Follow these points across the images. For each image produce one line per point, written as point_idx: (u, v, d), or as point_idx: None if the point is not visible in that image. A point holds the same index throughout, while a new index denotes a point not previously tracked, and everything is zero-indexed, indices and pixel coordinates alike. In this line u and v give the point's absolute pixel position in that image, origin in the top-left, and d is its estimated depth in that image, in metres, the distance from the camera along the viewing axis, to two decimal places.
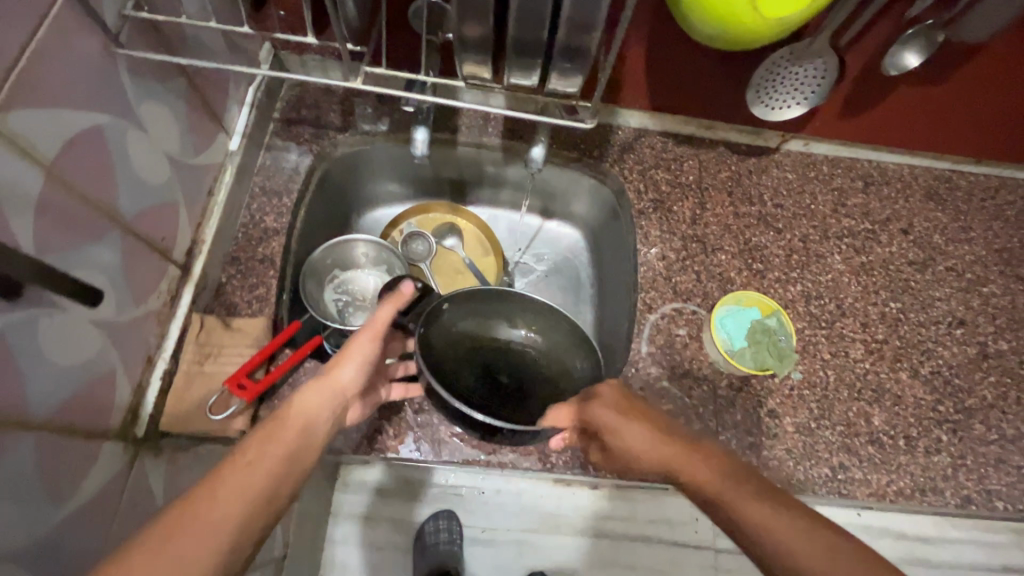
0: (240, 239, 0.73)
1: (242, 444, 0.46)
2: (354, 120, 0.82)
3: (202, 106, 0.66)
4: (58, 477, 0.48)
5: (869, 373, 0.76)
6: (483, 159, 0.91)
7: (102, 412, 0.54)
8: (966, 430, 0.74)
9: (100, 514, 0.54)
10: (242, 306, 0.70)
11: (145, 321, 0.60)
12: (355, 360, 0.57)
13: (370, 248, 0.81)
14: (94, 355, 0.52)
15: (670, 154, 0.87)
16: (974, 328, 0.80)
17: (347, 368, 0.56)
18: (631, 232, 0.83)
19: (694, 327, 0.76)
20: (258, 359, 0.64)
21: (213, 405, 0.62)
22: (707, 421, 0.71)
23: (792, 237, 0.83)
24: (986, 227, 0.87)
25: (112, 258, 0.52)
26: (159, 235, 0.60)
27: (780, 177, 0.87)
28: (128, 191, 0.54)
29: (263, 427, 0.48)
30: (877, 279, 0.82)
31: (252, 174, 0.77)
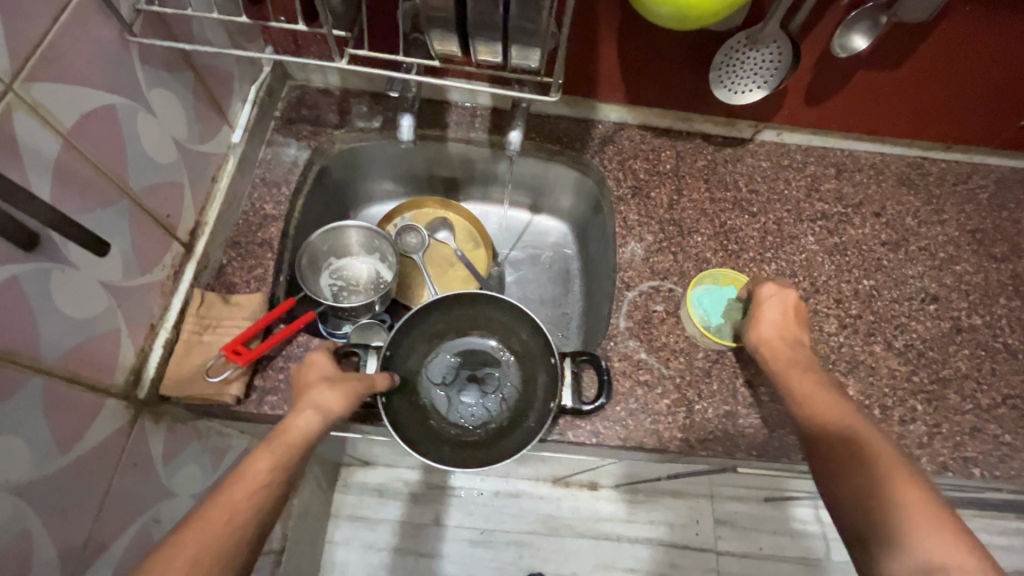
0: (240, 224, 0.78)
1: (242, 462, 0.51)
2: (350, 118, 0.89)
3: (208, 99, 0.72)
4: (64, 424, 0.52)
5: (844, 346, 0.78)
6: (472, 154, 0.96)
7: (106, 370, 0.58)
8: (941, 400, 0.75)
9: (102, 466, 0.57)
10: (240, 285, 0.74)
11: (149, 291, 0.64)
12: (340, 390, 0.58)
13: (362, 236, 0.85)
14: (101, 314, 0.56)
15: (649, 145, 0.92)
16: (949, 304, 0.82)
17: (330, 392, 0.57)
18: (612, 218, 0.87)
19: (672, 304, 0.79)
20: (254, 329, 0.68)
21: (211, 369, 0.66)
22: (684, 390, 0.73)
23: (766, 220, 0.87)
24: (959, 210, 0.90)
25: (119, 226, 0.57)
26: (165, 212, 0.66)
27: (754, 165, 0.91)
28: (137, 166, 0.59)
29: (263, 453, 0.52)
30: (850, 258, 0.84)
31: (254, 166, 0.83)
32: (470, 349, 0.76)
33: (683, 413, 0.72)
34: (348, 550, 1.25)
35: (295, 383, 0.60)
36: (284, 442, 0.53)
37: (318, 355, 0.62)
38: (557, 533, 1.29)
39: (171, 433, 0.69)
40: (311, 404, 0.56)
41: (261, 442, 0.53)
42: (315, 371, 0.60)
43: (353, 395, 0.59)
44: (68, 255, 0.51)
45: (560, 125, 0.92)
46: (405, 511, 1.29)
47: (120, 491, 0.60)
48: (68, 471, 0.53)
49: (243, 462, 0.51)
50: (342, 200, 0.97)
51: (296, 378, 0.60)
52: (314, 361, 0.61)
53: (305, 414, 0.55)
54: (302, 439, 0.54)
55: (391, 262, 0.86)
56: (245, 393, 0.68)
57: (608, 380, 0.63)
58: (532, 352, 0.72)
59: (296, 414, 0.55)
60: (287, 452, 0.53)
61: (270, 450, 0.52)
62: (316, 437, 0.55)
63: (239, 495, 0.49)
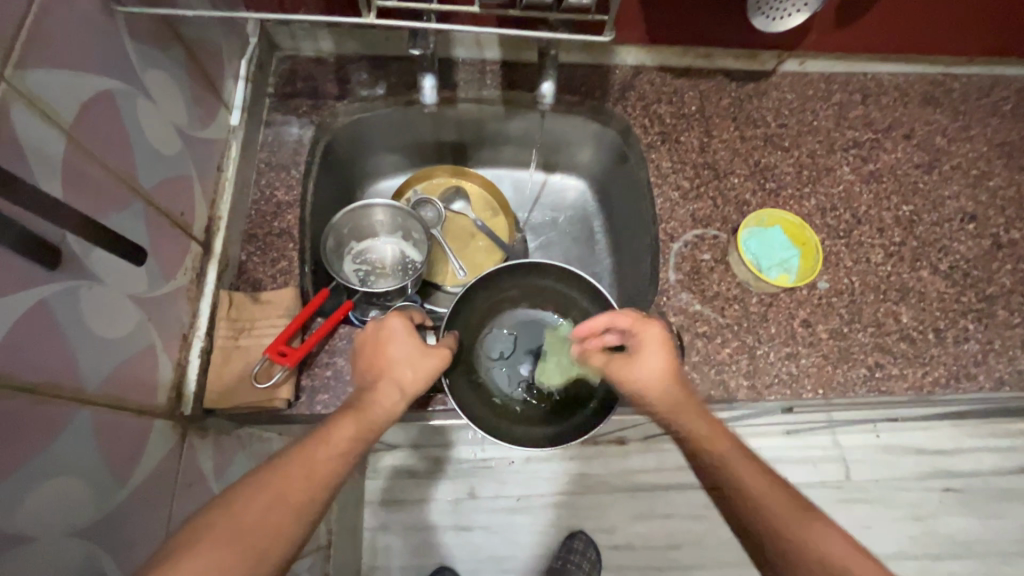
0: (254, 216, 0.71)
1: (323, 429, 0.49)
2: (351, 87, 0.81)
3: (200, 79, 0.65)
4: (118, 454, 0.48)
5: (892, 275, 0.77)
6: (483, 116, 0.90)
7: (149, 389, 0.53)
8: (991, 316, 0.75)
9: (160, 490, 0.53)
10: (267, 281, 0.68)
11: (176, 298, 0.59)
12: (415, 364, 0.56)
13: (385, 214, 0.79)
14: (134, 330, 0.51)
15: (670, 87, 0.87)
16: (986, 221, 0.82)
17: (406, 367, 0.55)
18: (642, 167, 0.83)
19: (718, 251, 0.76)
20: (294, 326, 0.63)
21: (257, 374, 0.62)
22: (743, 336, 0.72)
23: (799, 154, 0.84)
24: (985, 125, 0.88)
25: (137, 229, 0.51)
26: (178, 210, 0.59)
27: (780, 98, 0.88)
28: (145, 162, 0.53)
29: (349, 421, 0.50)
30: (887, 185, 0.83)
31: (257, 150, 0.76)
32: (525, 322, 0.75)
33: (746, 359, 0.71)
34: (390, 535, 1.18)
35: (370, 347, 0.56)
36: (370, 414, 0.52)
37: (392, 317, 0.57)
38: (591, 490, 1.22)
39: (219, 445, 0.64)
40: (394, 381, 0.54)
41: (344, 408, 0.52)
42: (395, 340, 0.56)
43: (429, 370, 0.56)
44: (94, 269, 0.45)
45: (576, 75, 0.87)
46: (436, 490, 1.20)
47: (180, 513, 0.56)
48: (132, 500, 0.49)
49: (327, 426, 0.49)
50: (349, 178, 0.90)
51: (370, 342, 0.57)
52: (391, 327, 0.56)
53: (388, 389, 0.54)
54: (386, 414, 0.52)
55: (417, 240, 0.81)
56: (295, 395, 0.64)
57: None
58: (589, 321, 0.71)
59: (381, 387, 0.54)
60: (372, 425, 0.51)
61: (355, 420, 0.50)
62: (396, 413, 0.53)
63: (321, 461, 0.47)
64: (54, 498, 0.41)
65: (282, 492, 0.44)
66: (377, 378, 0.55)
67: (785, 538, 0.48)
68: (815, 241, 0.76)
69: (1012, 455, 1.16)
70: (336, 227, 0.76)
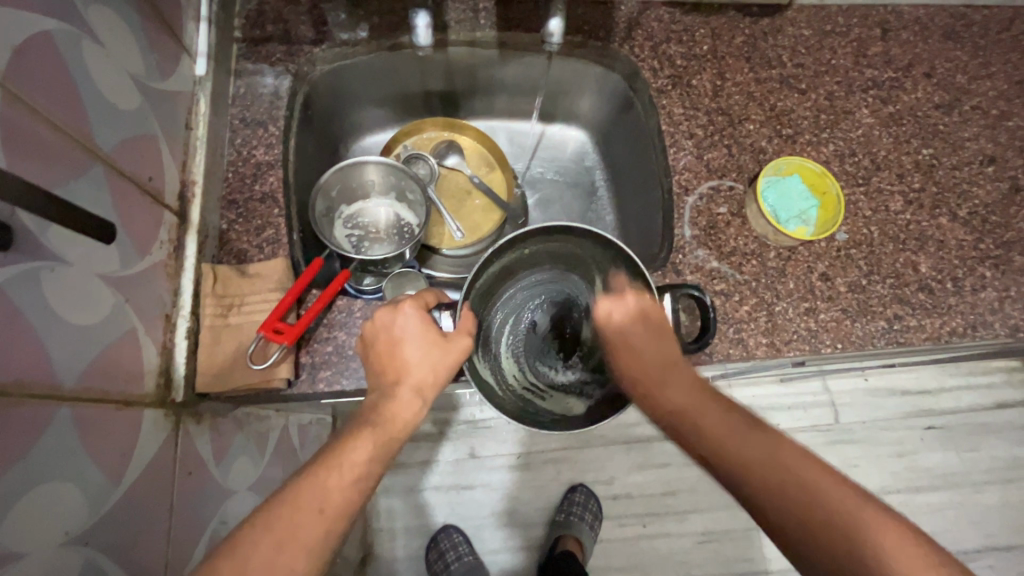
0: (232, 179, 0.64)
1: (335, 447, 0.46)
2: (329, 30, 0.72)
3: (152, 21, 0.56)
4: (110, 452, 0.44)
5: (911, 223, 0.74)
6: (477, 61, 0.82)
7: (135, 377, 0.49)
8: (1008, 263, 0.74)
9: (159, 485, 0.49)
10: (252, 252, 0.62)
11: (154, 274, 0.53)
12: (430, 362, 0.51)
13: (376, 174, 0.72)
14: (111, 314, 0.46)
15: (679, 25, 0.80)
16: (1005, 164, 0.79)
17: (417, 367, 0.51)
18: (653, 114, 0.77)
19: (734, 204, 0.72)
20: (288, 301, 0.58)
21: (252, 355, 0.57)
22: (762, 293, 0.69)
23: (817, 97, 0.79)
24: (1005, 60, 0.83)
25: (102, 199, 0.45)
26: (147, 175, 0.53)
27: (796, 35, 0.81)
28: (100, 118, 0.46)
29: (367, 440, 0.46)
30: (906, 128, 0.79)
31: (228, 105, 0.68)
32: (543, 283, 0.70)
33: (765, 316, 0.69)
34: (393, 496, 1.12)
35: (383, 346, 0.52)
36: (387, 430, 0.48)
37: (404, 313, 0.52)
38: (590, 444, 1.17)
39: (216, 430, 0.60)
40: (413, 386, 0.50)
41: (358, 425, 0.48)
42: (410, 337, 0.51)
43: (442, 367, 0.51)
44: (54, 247, 0.39)
45: (577, 12, 0.79)
46: (437, 451, 1.14)
47: (181, 506, 0.52)
48: (131, 499, 0.46)
49: (342, 446, 0.46)
50: (332, 134, 0.82)
51: (384, 338, 0.52)
52: (403, 323, 0.52)
53: (406, 397, 0.50)
54: (403, 429, 0.49)
55: (412, 201, 0.75)
56: (294, 374, 0.59)
57: (711, 318, 0.61)
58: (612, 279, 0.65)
59: (398, 397, 0.50)
60: (391, 441, 0.47)
61: (374, 435, 0.47)
62: (416, 423, 0.50)
63: (335, 487, 0.43)
64: (43, 507, 0.37)
65: (306, 493, 0.42)
66: (395, 383, 0.50)
67: (753, 472, 0.47)
68: (835, 188, 0.73)
69: (989, 392, 1.19)
70: (325, 188, 0.70)
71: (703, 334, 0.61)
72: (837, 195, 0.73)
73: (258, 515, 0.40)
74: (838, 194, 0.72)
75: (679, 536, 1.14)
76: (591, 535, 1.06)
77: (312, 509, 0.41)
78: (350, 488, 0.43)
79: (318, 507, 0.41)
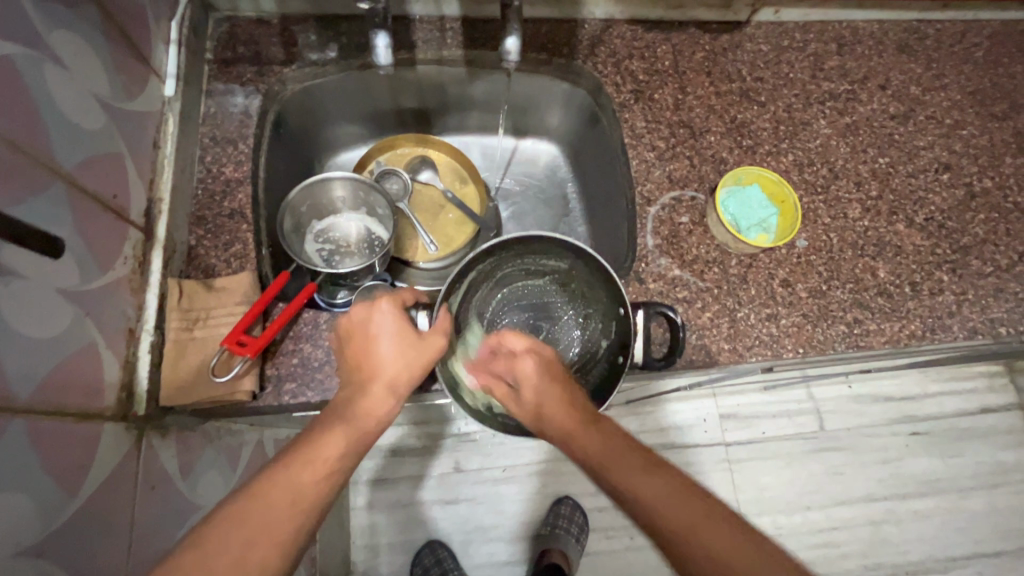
0: (201, 196, 0.66)
1: (305, 441, 0.45)
2: (299, 51, 0.75)
3: (119, 45, 0.58)
4: (66, 464, 0.44)
5: (869, 230, 0.76)
6: (447, 79, 0.84)
7: (95, 390, 0.49)
8: (965, 267, 0.76)
9: (120, 499, 0.50)
10: (221, 266, 0.63)
11: (118, 289, 0.54)
12: (405, 357, 0.52)
13: (346, 190, 0.74)
14: (71, 328, 0.47)
15: (642, 41, 0.83)
16: (960, 171, 0.81)
17: (391, 362, 0.52)
18: (617, 128, 0.80)
19: (696, 213, 0.74)
20: (253, 314, 0.59)
21: (216, 367, 0.58)
22: (724, 300, 0.71)
23: (776, 109, 0.81)
24: (958, 71, 0.86)
25: (62, 216, 0.46)
26: (111, 192, 0.54)
27: (755, 50, 0.84)
28: (63, 138, 0.47)
29: (340, 434, 0.46)
30: (863, 138, 0.81)
31: (199, 124, 0.69)
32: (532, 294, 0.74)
33: (727, 322, 0.70)
34: (376, 512, 1.11)
35: (358, 343, 0.53)
36: (361, 425, 0.48)
37: (379, 310, 0.53)
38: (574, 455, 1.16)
39: (183, 444, 0.60)
40: (388, 382, 0.51)
41: (332, 421, 0.48)
42: (386, 333, 0.53)
43: (416, 363, 0.53)
44: (8, 262, 0.40)
45: (542, 31, 0.81)
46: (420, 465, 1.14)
47: (146, 519, 0.52)
48: (91, 512, 0.46)
49: (314, 440, 0.46)
50: (306, 151, 0.84)
51: (359, 334, 0.53)
52: (381, 320, 0.53)
53: (380, 394, 0.50)
54: (376, 424, 0.49)
55: (382, 215, 0.77)
56: (259, 386, 0.60)
57: (681, 336, 0.63)
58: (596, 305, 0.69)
59: (373, 393, 0.50)
60: (364, 436, 0.48)
61: (348, 430, 0.47)
62: (387, 422, 0.50)
63: (304, 485, 0.42)
64: None
65: (277, 487, 0.42)
66: (369, 378, 0.51)
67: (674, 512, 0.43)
68: (793, 198, 0.75)
69: (971, 397, 1.21)
70: (300, 201, 0.72)
71: (674, 349, 0.63)
72: (795, 204, 0.75)
73: (227, 512, 0.40)
74: (796, 202, 0.74)
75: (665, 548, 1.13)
76: (576, 549, 1.05)
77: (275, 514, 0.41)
78: (321, 481, 0.43)
79: (289, 501, 0.41)
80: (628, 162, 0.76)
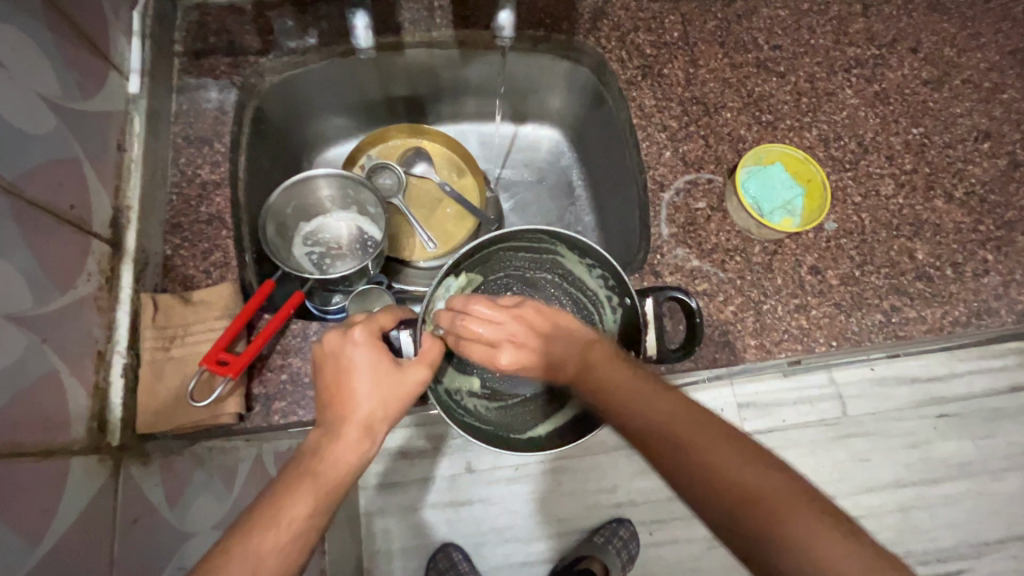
0: (175, 202, 0.61)
1: (268, 496, 0.42)
2: (275, 38, 0.69)
3: (70, 42, 0.53)
4: (27, 510, 0.40)
5: (904, 208, 0.69)
6: (438, 62, 0.77)
7: (57, 423, 0.45)
8: (1011, 245, 0.69)
9: (97, 541, 0.45)
10: (199, 278, 0.58)
11: (78, 309, 0.50)
12: (382, 392, 0.47)
13: (333, 188, 0.69)
14: (22, 357, 0.43)
15: (647, 12, 0.76)
16: (1002, 139, 0.74)
17: (364, 399, 0.46)
18: (624, 107, 0.73)
19: (714, 198, 0.68)
20: (232, 331, 0.54)
21: (195, 390, 0.53)
22: (748, 291, 0.65)
23: (797, 80, 0.74)
24: (996, 29, 0.78)
25: (2, 233, 0.42)
26: (68, 204, 0.50)
27: (772, 16, 0.77)
28: (3, 146, 0.43)
29: (305, 492, 0.42)
30: (894, 107, 0.74)
31: (170, 123, 0.64)
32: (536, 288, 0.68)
33: (752, 316, 0.65)
34: (387, 517, 0.97)
35: (330, 377, 0.47)
36: (330, 477, 0.43)
37: (353, 342, 0.47)
38: (590, 451, 0.99)
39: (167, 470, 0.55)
40: (362, 424, 0.46)
41: (297, 472, 0.43)
42: (359, 369, 0.47)
43: (393, 399, 0.47)
44: None
45: (538, 4, 0.74)
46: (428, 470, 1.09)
47: (130, 558, 0.48)
48: (62, 557, 0.42)
49: (278, 499, 0.41)
50: (293, 147, 0.78)
51: (330, 369, 0.47)
52: (355, 351, 0.47)
53: (353, 438, 0.45)
54: (348, 474, 0.44)
55: (373, 214, 0.71)
56: (246, 407, 0.56)
57: (699, 324, 0.57)
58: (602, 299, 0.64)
59: (344, 438, 0.45)
60: (334, 490, 0.43)
61: (315, 485, 0.42)
62: (361, 468, 0.45)
63: (267, 556, 0.39)
64: None
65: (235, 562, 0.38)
66: (341, 421, 0.46)
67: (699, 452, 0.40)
68: (820, 174, 0.69)
69: None
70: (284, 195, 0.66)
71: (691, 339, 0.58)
72: (823, 181, 0.68)
73: None
74: (824, 179, 0.68)
75: (686, 543, 0.98)
76: None
77: None
78: (290, 543, 0.40)
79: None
80: (637, 145, 0.70)
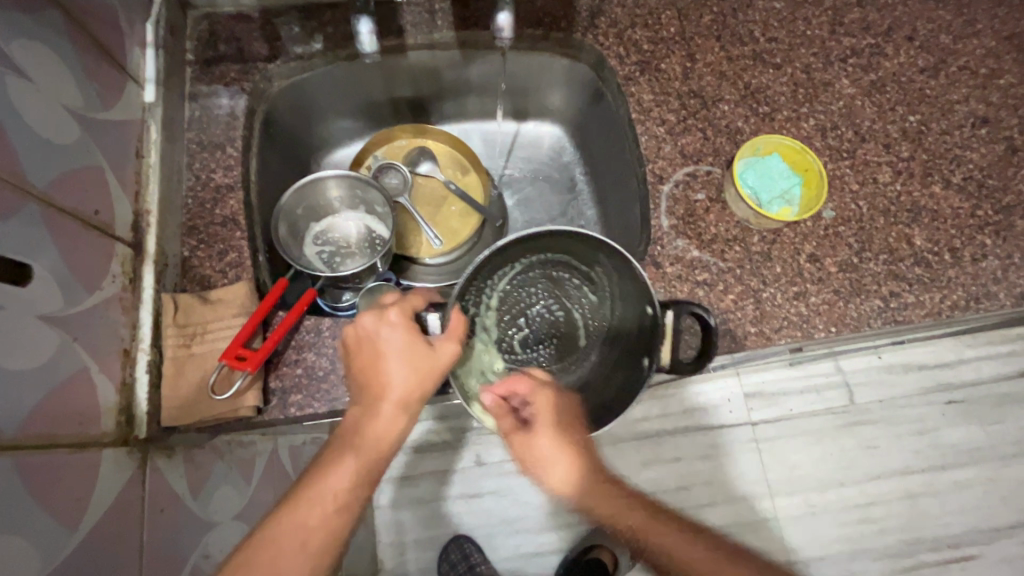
0: (191, 206, 0.63)
1: (314, 471, 0.46)
2: (282, 45, 0.71)
3: (90, 56, 0.56)
4: (65, 498, 0.42)
5: (902, 195, 0.70)
6: (440, 64, 0.79)
7: (89, 417, 0.48)
8: (1009, 229, 0.70)
9: (129, 529, 0.48)
10: (216, 277, 0.61)
11: (104, 309, 0.52)
12: (416, 371, 0.49)
13: (342, 188, 0.71)
14: (56, 354, 0.45)
15: (644, 8, 0.77)
16: (999, 124, 0.74)
17: (400, 378, 0.49)
18: (622, 103, 0.75)
19: (713, 189, 0.69)
20: (250, 327, 0.57)
21: (216, 384, 0.56)
22: (748, 280, 0.67)
23: (794, 71, 0.75)
24: (992, 15, 0.79)
25: (35, 238, 0.45)
26: (93, 209, 0.52)
27: (767, 8, 0.77)
28: (33, 156, 0.45)
29: (349, 465, 0.46)
30: (891, 95, 0.75)
31: (184, 130, 0.66)
32: (559, 283, 0.71)
33: (752, 305, 0.66)
34: (399, 508, 0.99)
35: (365, 358, 0.50)
36: (372, 450, 0.47)
37: (386, 326, 0.49)
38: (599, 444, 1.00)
39: None
40: (398, 402, 0.49)
41: (341, 448, 0.47)
42: (393, 351, 0.49)
43: (427, 376, 0.50)
44: None
45: (536, 4, 0.76)
46: None
47: (157, 545, 0.50)
48: (96, 542, 0.44)
49: (325, 472, 0.45)
50: (301, 150, 0.80)
51: (367, 351, 0.50)
52: (388, 333, 0.49)
53: (391, 413, 0.49)
54: (389, 445, 0.48)
55: (381, 213, 0.73)
56: (263, 400, 0.58)
57: (713, 340, 0.59)
58: (623, 292, 0.64)
59: (382, 414, 0.48)
60: (376, 463, 0.47)
61: (358, 460, 0.46)
62: (399, 439, 0.49)
63: (313, 528, 0.42)
64: None
65: (286, 533, 0.42)
66: (379, 399, 0.49)
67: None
68: (817, 165, 0.70)
69: None
70: (301, 194, 0.68)
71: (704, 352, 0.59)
72: (820, 171, 0.70)
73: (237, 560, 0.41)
74: (822, 170, 0.69)
75: None
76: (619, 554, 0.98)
77: (294, 552, 0.41)
78: (330, 517, 0.43)
79: (298, 546, 0.41)
80: (636, 140, 0.72)
